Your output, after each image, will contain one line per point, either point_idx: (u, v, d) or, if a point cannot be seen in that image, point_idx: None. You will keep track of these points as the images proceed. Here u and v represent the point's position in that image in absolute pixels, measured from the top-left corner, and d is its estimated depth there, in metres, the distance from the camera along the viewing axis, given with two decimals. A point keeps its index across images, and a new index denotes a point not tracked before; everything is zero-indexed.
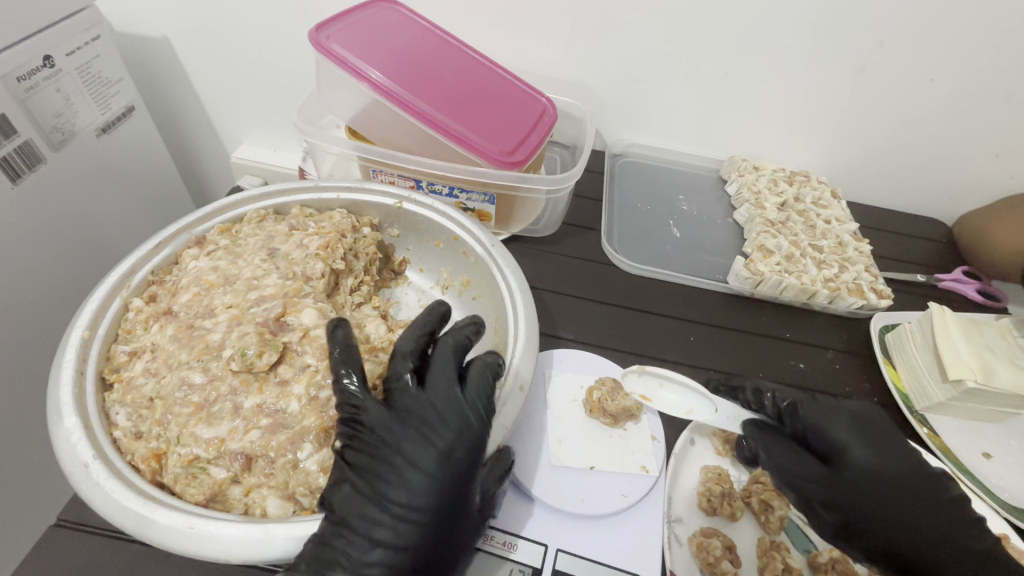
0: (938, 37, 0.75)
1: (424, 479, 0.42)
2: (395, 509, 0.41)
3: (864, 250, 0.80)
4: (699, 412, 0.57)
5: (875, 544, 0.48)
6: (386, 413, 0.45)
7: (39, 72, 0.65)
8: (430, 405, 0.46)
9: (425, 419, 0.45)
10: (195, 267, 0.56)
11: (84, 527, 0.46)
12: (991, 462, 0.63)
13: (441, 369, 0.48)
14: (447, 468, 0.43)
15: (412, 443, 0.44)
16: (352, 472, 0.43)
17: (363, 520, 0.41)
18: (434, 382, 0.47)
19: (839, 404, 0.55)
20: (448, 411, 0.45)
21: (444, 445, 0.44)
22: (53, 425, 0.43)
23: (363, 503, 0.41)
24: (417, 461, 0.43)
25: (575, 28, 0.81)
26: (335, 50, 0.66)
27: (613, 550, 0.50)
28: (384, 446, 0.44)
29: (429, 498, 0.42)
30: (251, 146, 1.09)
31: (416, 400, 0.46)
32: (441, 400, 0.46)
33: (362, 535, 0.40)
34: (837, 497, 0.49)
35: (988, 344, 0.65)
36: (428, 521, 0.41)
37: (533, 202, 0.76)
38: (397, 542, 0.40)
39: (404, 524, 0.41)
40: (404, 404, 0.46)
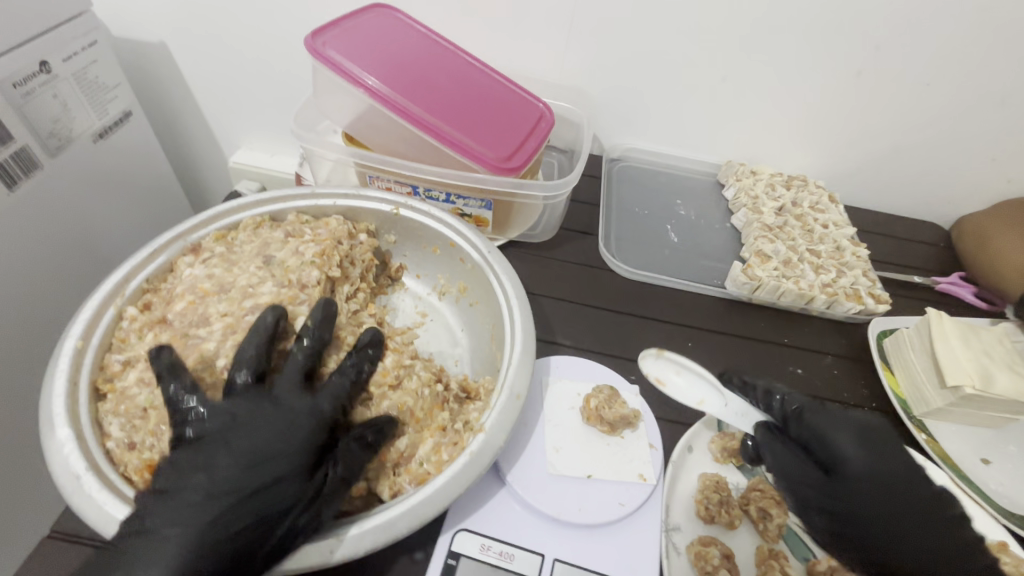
0: (936, 41, 0.75)
1: (245, 465, 0.43)
2: (223, 494, 0.42)
3: (862, 255, 0.80)
4: (711, 404, 0.61)
5: (861, 551, 0.48)
6: (233, 402, 0.46)
7: (35, 78, 0.65)
8: (277, 402, 0.47)
9: (265, 413, 0.46)
10: (190, 275, 0.56)
11: (78, 539, 0.46)
12: (990, 468, 0.63)
13: (292, 372, 0.50)
14: (273, 456, 0.44)
15: (241, 435, 0.45)
16: (180, 461, 0.43)
17: (188, 509, 0.41)
18: (283, 382, 0.49)
19: (846, 416, 0.58)
20: (280, 408, 0.47)
21: (288, 437, 0.45)
22: (45, 436, 0.43)
23: (190, 488, 0.42)
24: (248, 450, 0.44)
25: (573, 33, 0.81)
26: (332, 56, 0.66)
27: (611, 559, 0.50)
28: (214, 438, 0.45)
29: (246, 486, 0.42)
30: (249, 151, 1.09)
31: (240, 396, 0.47)
32: (285, 398, 0.48)
33: (175, 520, 0.40)
34: (830, 502, 0.51)
35: (987, 349, 0.65)
36: (254, 511, 0.42)
37: (530, 207, 0.75)
38: (209, 533, 0.40)
39: (214, 511, 0.41)
40: (273, 384, 0.48)
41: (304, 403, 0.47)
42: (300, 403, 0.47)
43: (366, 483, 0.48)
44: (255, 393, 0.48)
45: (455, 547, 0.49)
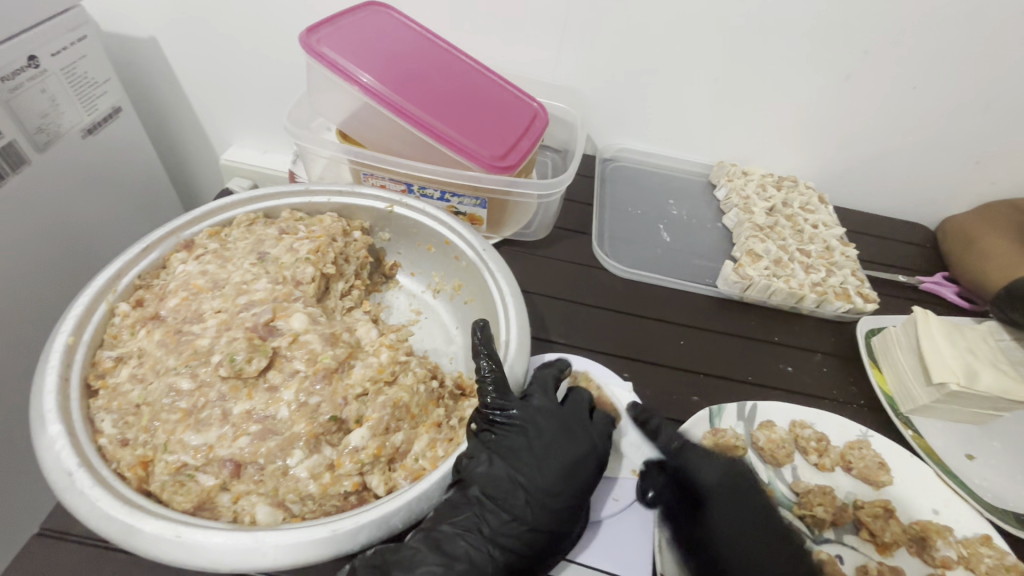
0: (922, 45, 0.76)
1: (564, 475, 0.49)
2: (543, 497, 0.48)
3: (851, 254, 0.81)
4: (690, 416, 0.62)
5: None
6: (529, 415, 0.51)
7: (23, 72, 0.64)
8: (571, 425, 0.52)
9: (568, 433, 0.51)
10: (183, 271, 0.56)
11: (68, 536, 0.45)
12: (974, 463, 0.64)
13: (578, 400, 0.55)
14: (588, 474, 0.50)
15: (556, 448, 0.50)
16: (492, 456, 0.48)
17: (512, 498, 0.47)
18: (569, 407, 0.54)
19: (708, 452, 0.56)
20: (586, 435, 0.52)
21: (588, 458, 0.51)
22: (36, 432, 0.42)
23: (502, 477, 0.47)
24: (565, 463, 0.49)
25: (566, 33, 0.81)
26: (327, 53, 0.66)
27: (605, 553, 0.51)
28: (521, 440, 0.50)
29: (568, 493, 0.48)
30: (240, 148, 1.08)
31: (537, 411, 0.52)
32: (576, 423, 0.53)
33: (502, 508, 0.46)
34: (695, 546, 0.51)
35: (971, 347, 0.66)
36: (564, 511, 0.48)
37: (524, 206, 0.76)
38: (533, 521, 0.47)
39: (541, 510, 0.47)
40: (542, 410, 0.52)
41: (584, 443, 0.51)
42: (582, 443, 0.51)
43: (361, 478, 0.46)
44: (552, 415, 0.52)
45: None
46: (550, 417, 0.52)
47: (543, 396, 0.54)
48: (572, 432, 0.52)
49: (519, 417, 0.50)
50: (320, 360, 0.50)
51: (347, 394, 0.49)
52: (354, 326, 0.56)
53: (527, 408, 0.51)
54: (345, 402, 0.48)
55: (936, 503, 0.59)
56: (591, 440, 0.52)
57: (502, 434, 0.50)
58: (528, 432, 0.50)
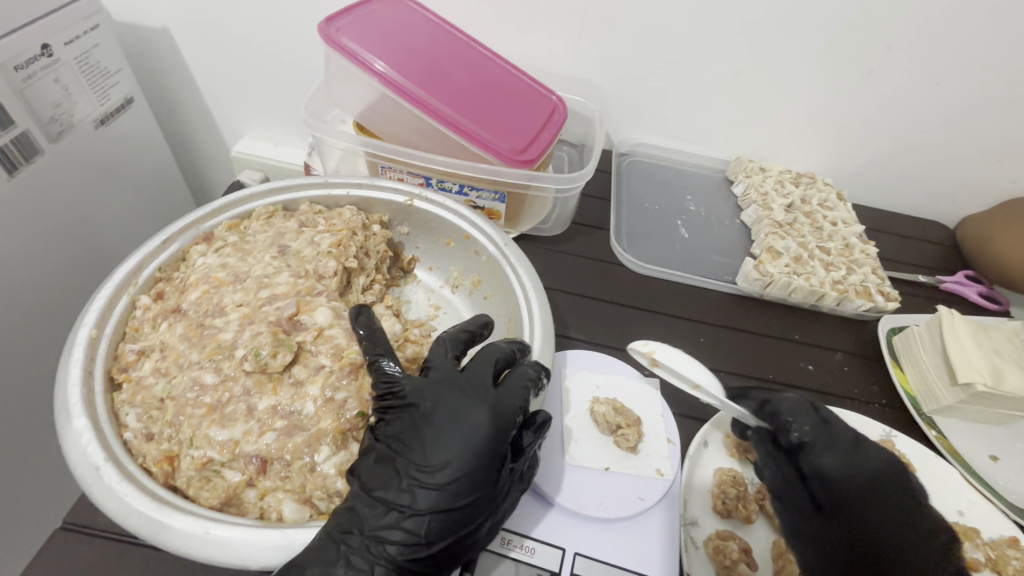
0: (948, 40, 0.75)
1: (448, 449, 0.42)
2: (422, 477, 0.41)
3: (872, 252, 0.80)
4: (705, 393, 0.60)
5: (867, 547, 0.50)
6: (417, 393, 0.45)
7: (36, 61, 0.63)
8: (465, 393, 0.45)
9: (459, 402, 0.44)
10: (204, 264, 0.55)
11: (92, 531, 0.45)
12: (998, 464, 0.64)
13: (484, 362, 0.48)
14: (480, 446, 0.42)
15: (444, 420, 0.43)
16: (379, 445, 0.44)
17: (394, 486, 0.41)
18: (470, 374, 0.47)
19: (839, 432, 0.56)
20: (479, 399, 0.45)
21: (480, 426, 0.43)
22: (62, 426, 0.42)
23: (385, 466, 0.42)
24: (450, 436, 0.42)
25: (586, 26, 0.80)
26: (346, 44, 0.65)
27: (629, 552, 0.50)
28: (406, 421, 0.44)
29: (454, 468, 0.41)
30: (252, 141, 1.07)
31: (426, 385, 0.46)
32: (473, 389, 0.45)
33: (378, 498, 0.41)
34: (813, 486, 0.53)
35: (997, 348, 0.65)
36: (451, 489, 0.41)
37: (543, 201, 0.75)
38: (416, 506, 0.41)
39: (423, 492, 0.41)
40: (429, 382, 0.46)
41: (472, 411, 0.44)
42: (470, 411, 0.44)
43: None
44: (447, 386, 0.46)
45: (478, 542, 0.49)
46: (437, 387, 0.45)
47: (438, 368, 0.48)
48: (463, 402, 0.44)
49: (408, 396, 0.45)
50: (345, 355, 0.49)
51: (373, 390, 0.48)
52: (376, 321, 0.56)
53: (418, 383, 0.46)
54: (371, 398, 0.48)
55: (961, 504, 0.59)
56: (485, 404, 0.44)
57: (393, 417, 0.45)
58: (417, 410, 0.44)
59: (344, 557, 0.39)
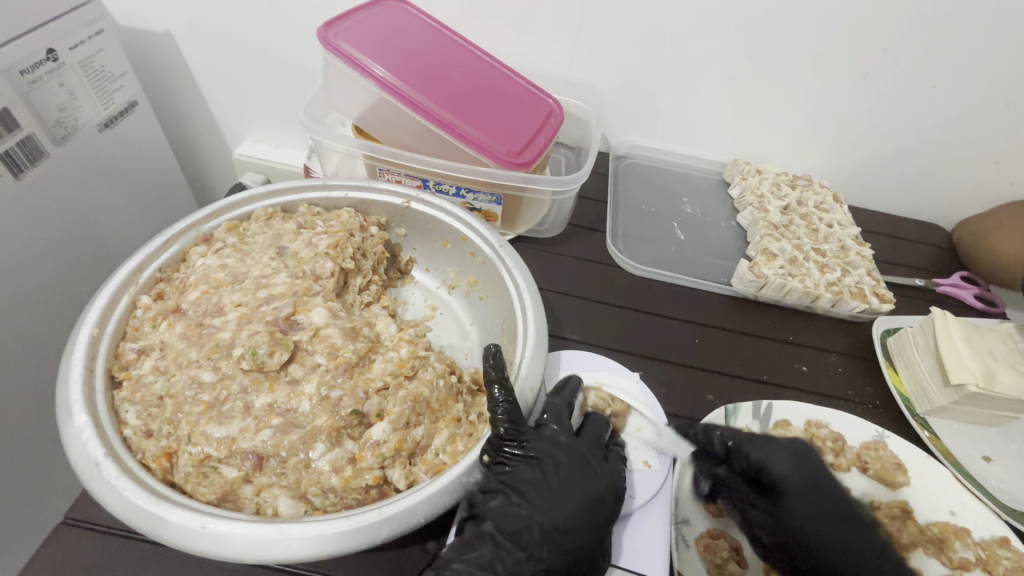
0: (942, 44, 0.76)
1: (577, 513, 0.48)
2: (553, 534, 0.47)
3: (867, 254, 0.80)
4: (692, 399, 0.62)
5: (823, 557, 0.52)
6: (543, 450, 0.51)
7: (41, 66, 0.65)
8: (587, 462, 0.52)
9: (585, 471, 0.51)
10: (203, 264, 0.56)
11: (91, 525, 0.46)
12: (991, 465, 0.64)
13: (595, 433, 0.56)
14: (604, 513, 0.49)
15: (572, 486, 0.50)
16: (507, 493, 0.49)
17: (530, 539, 0.47)
18: (586, 442, 0.55)
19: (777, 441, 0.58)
20: (600, 471, 0.52)
21: (606, 495, 0.50)
22: (63, 422, 0.43)
23: (516, 517, 0.48)
24: (580, 500, 0.49)
25: (582, 29, 0.81)
26: (344, 48, 0.66)
27: (620, 550, 0.52)
28: (537, 475, 0.50)
29: (582, 530, 0.48)
30: (254, 143, 1.08)
31: (552, 444, 0.52)
32: (593, 460, 0.53)
33: (513, 547, 0.46)
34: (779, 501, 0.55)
35: (989, 349, 0.66)
36: (581, 545, 0.47)
37: (539, 203, 0.75)
38: (547, 561, 0.46)
39: (556, 548, 0.47)
40: (559, 443, 0.53)
41: (599, 483, 0.51)
42: (597, 482, 0.51)
43: (382, 472, 0.46)
44: (571, 451, 0.53)
45: None
46: (563, 452, 0.52)
47: (560, 429, 0.54)
48: (588, 468, 0.52)
49: (535, 451, 0.51)
50: (341, 354, 0.50)
51: (368, 388, 0.49)
52: (372, 320, 0.57)
53: (543, 441, 0.52)
54: (366, 396, 0.49)
55: (953, 504, 0.59)
56: (609, 478, 0.52)
57: (517, 466, 0.50)
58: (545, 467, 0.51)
59: None
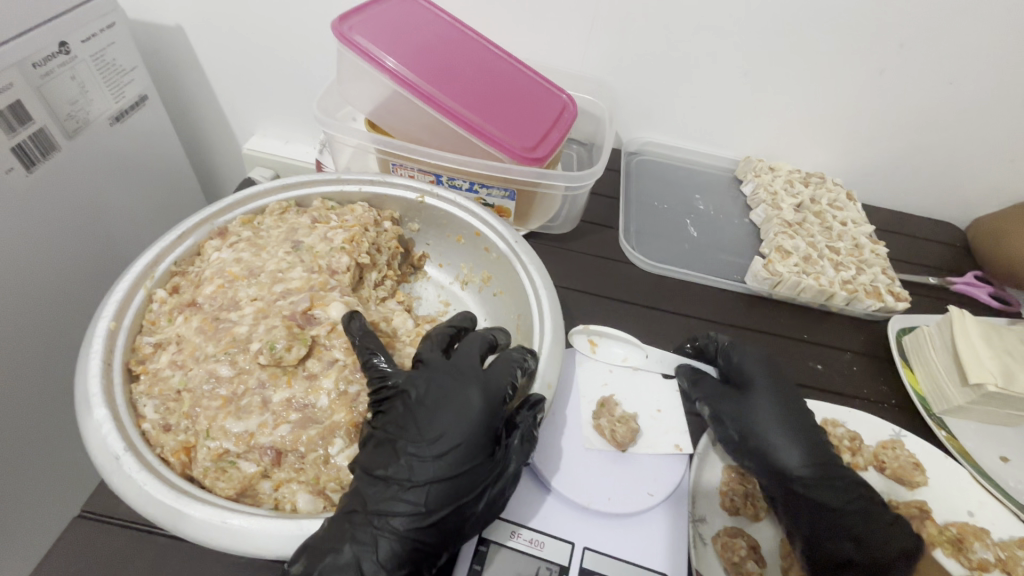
0: (959, 41, 0.75)
1: (441, 424, 0.44)
2: (420, 453, 0.43)
3: (882, 252, 0.80)
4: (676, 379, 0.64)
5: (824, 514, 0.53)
6: (409, 379, 0.47)
7: (54, 58, 0.64)
8: (457, 374, 0.47)
9: (449, 382, 0.46)
10: (218, 258, 0.56)
11: (110, 520, 0.46)
12: (1009, 466, 0.64)
13: (467, 351, 0.51)
14: (472, 420, 0.44)
15: (436, 402, 0.45)
16: (377, 432, 0.45)
17: (392, 464, 0.43)
18: (458, 358, 0.49)
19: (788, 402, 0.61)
20: (468, 379, 0.47)
21: (472, 400, 0.45)
22: (81, 416, 0.42)
23: (383, 449, 0.43)
24: (444, 413, 0.44)
25: (596, 24, 0.80)
26: (358, 41, 0.65)
27: (637, 549, 0.50)
28: (403, 408, 0.45)
29: (451, 441, 0.43)
30: (262, 138, 1.08)
31: (418, 371, 0.48)
32: (464, 371, 0.48)
33: (377, 477, 0.42)
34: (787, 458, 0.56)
35: (1008, 348, 0.65)
36: (451, 460, 0.43)
37: (552, 199, 0.75)
38: (417, 481, 0.42)
39: (423, 467, 0.42)
40: (421, 369, 0.48)
41: (460, 393, 0.45)
42: (458, 392, 0.45)
43: None
44: (437, 371, 0.48)
45: (488, 535, 0.49)
46: (427, 374, 0.47)
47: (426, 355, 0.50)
48: (455, 379, 0.47)
49: (401, 384, 0.47)
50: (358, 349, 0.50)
51: None
52: (388, 316, 0.56)
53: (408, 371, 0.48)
54: None
55: (971, 504, 0.58)
56: (473, 382, 0.47)
57: (389, 408, 0.46)
58: (408, 398, 0.46)
59: (350, 533, 0.40)
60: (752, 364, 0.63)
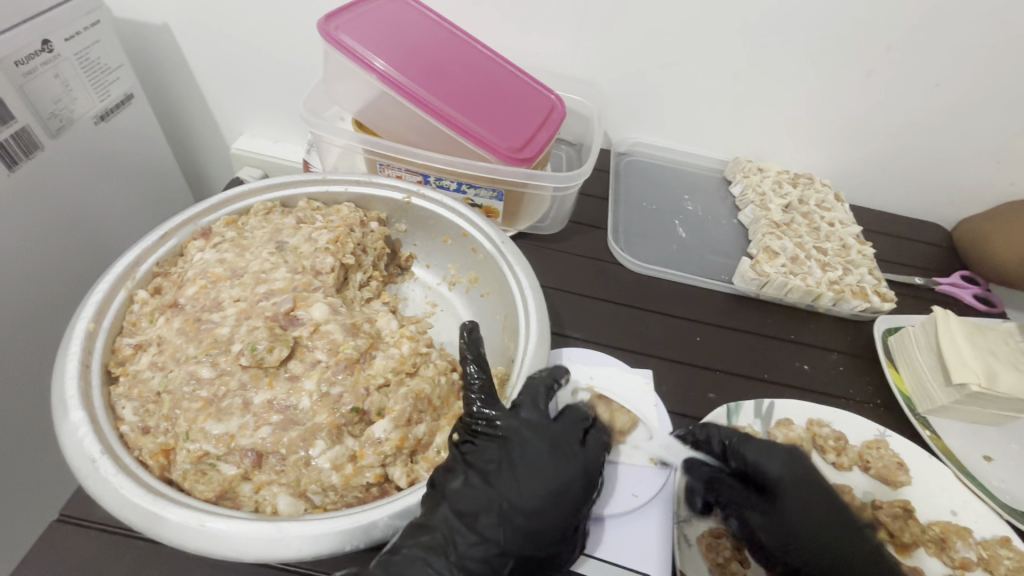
0: (944, 43, 0.75)
1: (543, 494, 0.44)
2: (514, 516, 0.43)
3: (869, 253, 0.80)
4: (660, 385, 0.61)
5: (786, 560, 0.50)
6: (513, 429, 0.48)
7: (38, 57, 0.64)
8: (558, 444, 0.48)
9: (552, 453, 0.47)
10: (201, 259, 0.55)
11: (87, 523, 0.45)
12: (992, 465, 0.64)
13: (572, 419, 0.51)
14: (572, 496, 0.45)
15: (537, 467, 0.46)
16: (473, 470, 0.45)
17: (487, 517, 0.43)
18: (563, 425, 0.50)
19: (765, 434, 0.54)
20: (571, 454, 0.48)
21: (575, 481, 0.46)
22: (58, 418, 0.42)
23: (477, 495, 0.44)
24: (545, 483, 0.45)
25: (585, 25, 0.80)
26: (345, 41, 0.65)
27: (622, 550, 0.51)
28: (502, 455, 0.46)
29: (548, 512, 0.44)
30: (251, 138, 1.07)
31: (524, 424, 0.48)
32: (566, 443, 0.48)
33: (470, 527, 0.42)
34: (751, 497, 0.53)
35: (991, 349, 0.66)
36: (543, 529, 0.43)
37: (540, 199, 0.75)
38: (504, 542, 0.42)
39: (513, 528, 0.43)
40: (522, 423, 0.48)
41: (563, 468, 0.46)
42: (561, 467, 0.46)
43: (383, 470, 0.46)
44: (542, 431, 0.48)
45: None
46: (527, 435, 0.48)
47: (532, 407, 0.50)
48: (559, 451, 0.47)
49: (503, 430, 0.47)
50: (341, 350, 0.49)
51: (369, 385, 0.48)
52: (373, 316, 0.56)
53: (515, 419, 0.48)
54: (367, 392, 0.48)
55: (955, 503, 0.59)
56: (577, 458, 0.47)
57: (484, 445, 0.47)
58: (511, 447, 0.46)
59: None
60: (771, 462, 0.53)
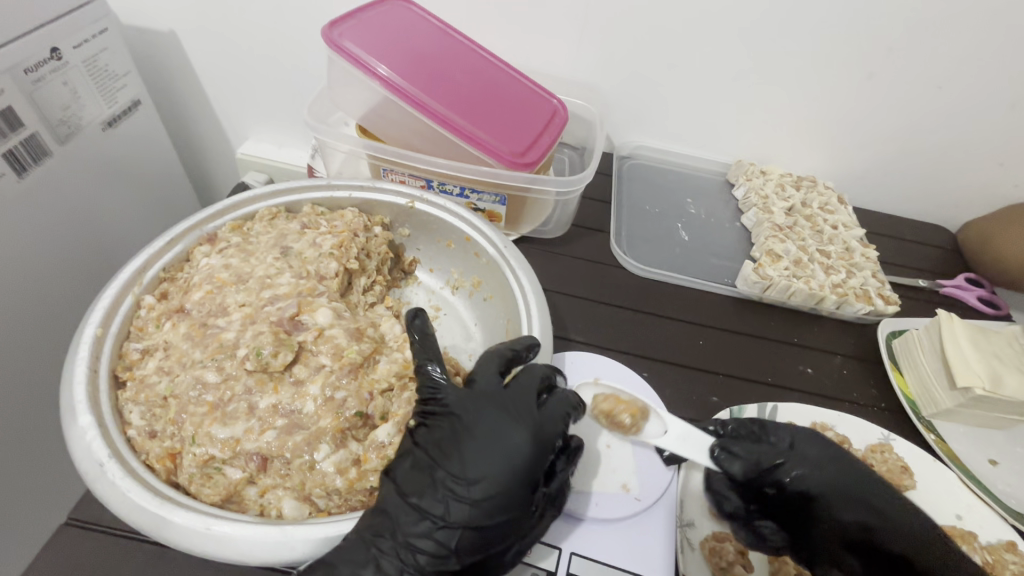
0: (946, 45, 0.75)
1: (487, 463, 0.42)
2: (456, 489, 0.41)
3: (872, 256, 0.80)
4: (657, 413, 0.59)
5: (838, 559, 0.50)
6: (460, 403, 0.45)
7: (46, 65, 0.65)
8: (507, 410, 0.45)
9: (499, 418, 0.44)
10: (207, 264, 0.56)
11: (95, 527, 0.46)
12: (998, 469, 0.64)
13: (529, 382, 0.48)
14: (517, 465, 0.42)
15: (483, 435, 0.43)
16: (418, 450, 0.44)
17: (429, 495, 0.41)
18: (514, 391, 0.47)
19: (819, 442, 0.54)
20: (520, 418, 0.45)
21: (521, 444, 0.43)
22: (67, 423, 0.43)
23: (422, 473, 0.42)
24: (489, 452, 0.42)
25: (587, 30, 0.80)
26: (349, 47, 0.66)
27: (625, 553, 0.51)
28: (448, 429, 0.44)
29: (492, 483, 0.41)
30: (257, 143, 1.08)
31: (471, 397, 0.46)
32: (516, 408, 0.46)
33: (412, 505, 0.41)
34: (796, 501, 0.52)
35: (996, 352, 0.65)
36: (488, 501, 0.41)
37: (543, 203, 0.75)
38: (450, 518, 0.40)
39: (457, 502, 0.41)
40: (470, 396, 0.46)
41: (508, 432, 0.43)
42: (506, 432, 0.43)
43: None
44: (491, 400, 0.46)
45: None
46: (475, 406, 0.45)
47: (486, 378, 0.48)
48: (506, 416, 0.44)
49: (451, 406, 0.45)
50: (345, 354, 0.50)
51: (372, 389, 0.49)
52: (377, 321, 0.57)
53: (463, 394, 0.46)
54: (370, 397, 0.48)
55: (960, 508, 0.59)
56: (526, 422, 0.44)
57: (434, 425, 0.45)
58: (456, 421, 0.44)
59: (374, 560, 0.39)
60: (815, 472, 0.52)
